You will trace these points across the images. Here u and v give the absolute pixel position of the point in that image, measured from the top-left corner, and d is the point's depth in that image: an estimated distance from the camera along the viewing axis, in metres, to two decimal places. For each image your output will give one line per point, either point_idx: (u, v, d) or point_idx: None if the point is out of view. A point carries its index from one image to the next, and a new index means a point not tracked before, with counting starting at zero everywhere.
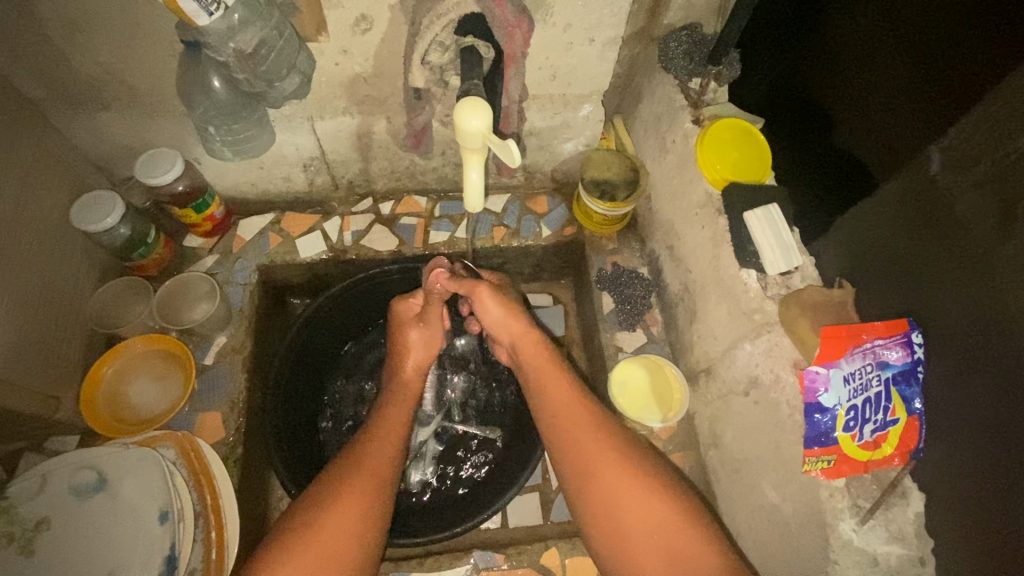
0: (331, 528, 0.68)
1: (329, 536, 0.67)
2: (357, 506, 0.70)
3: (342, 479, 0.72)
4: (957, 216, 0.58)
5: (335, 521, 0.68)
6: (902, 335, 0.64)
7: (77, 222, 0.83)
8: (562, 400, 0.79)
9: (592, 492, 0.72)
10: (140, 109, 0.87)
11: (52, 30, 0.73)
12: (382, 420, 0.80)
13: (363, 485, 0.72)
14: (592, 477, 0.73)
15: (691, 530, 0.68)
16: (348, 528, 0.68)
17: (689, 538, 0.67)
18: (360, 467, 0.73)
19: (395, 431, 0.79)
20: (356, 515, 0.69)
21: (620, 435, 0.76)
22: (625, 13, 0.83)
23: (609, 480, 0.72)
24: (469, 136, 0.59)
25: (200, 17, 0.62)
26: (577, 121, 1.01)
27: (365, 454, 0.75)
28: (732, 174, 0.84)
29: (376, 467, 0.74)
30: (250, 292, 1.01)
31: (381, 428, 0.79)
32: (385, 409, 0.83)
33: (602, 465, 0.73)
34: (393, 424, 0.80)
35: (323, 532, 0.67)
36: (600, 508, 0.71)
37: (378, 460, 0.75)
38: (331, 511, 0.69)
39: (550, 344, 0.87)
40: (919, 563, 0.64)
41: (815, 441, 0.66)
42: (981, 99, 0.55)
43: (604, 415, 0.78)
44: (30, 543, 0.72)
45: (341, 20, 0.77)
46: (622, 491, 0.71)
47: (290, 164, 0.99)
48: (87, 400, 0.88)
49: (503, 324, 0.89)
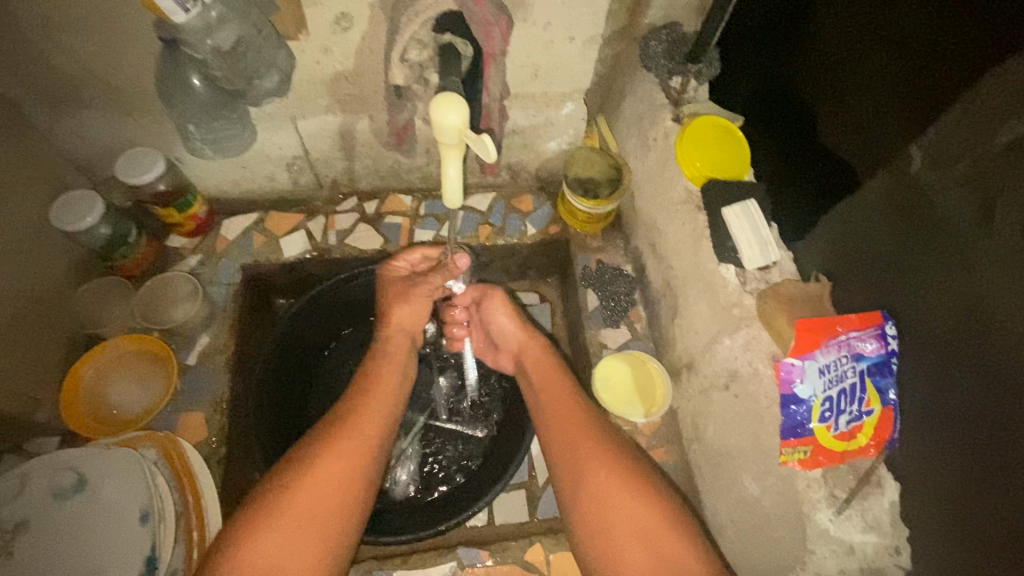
0: (316, 489, 0.67)
1: (310, 499, 0.66)
2: (341, 469, 0.69)
3: (329, 435, 0.71)
4: (938, 213, 0.59)
5: (323, 473, 0.68)
6: (876, 327, 0.65)
7: (56, 221, 0.83)
8: (558, 404, 0.79)
9: (584, 492, 0.71)
10: (120, 108, 0.87)
11: (29, 29, 0.73)
12: (375, 376, 0.79)
13: (354, 445, 0.71)
14: (583, 477, 0.71)
15: (670, 519, 0.68)
16: (333, 489, 0.67)
17: (671, 533, 0.66)
18: (351, 425, 0.72)
19: (386, 388, 0.78)
20: (343, 474, 0.68)
21: (612, 437, 0.75)
22: (605, 12, 0.83)
23: (601, 480, 0.70)
24: (445, 131, 0.59)
25: (177, 14, 0.62)
26: (559, 119, 1.01)
27: (353, 415, 0.74)
28: (711, 171, 0.86)
29: (365, 428, 0.73)
30: (233, 291, 1.01)
31: (376, 388, 0.78)
32: (374, 368, 0.81)
33: (593, 462, 0.72)
34: (387, 386, 0.78)
35: (303, 493, 0.66)
36: (588, 503, 0.70)
37: (366, 418, 0.74)
38: (316, 472, 0.68)
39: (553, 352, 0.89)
40: (895, 551, 0.65)
41: (791, 433, 0.69)
42: (962, 97, 0.56)
43: (595, 417, 0.77)
44: (9, 545, 0.72)
45: (320, 18, 0.77)
46: (615, 492, 0.69)
47: (274, 163, 0.99)
48: (66, 399, 0.88)
49: (507, 331, 0.93)
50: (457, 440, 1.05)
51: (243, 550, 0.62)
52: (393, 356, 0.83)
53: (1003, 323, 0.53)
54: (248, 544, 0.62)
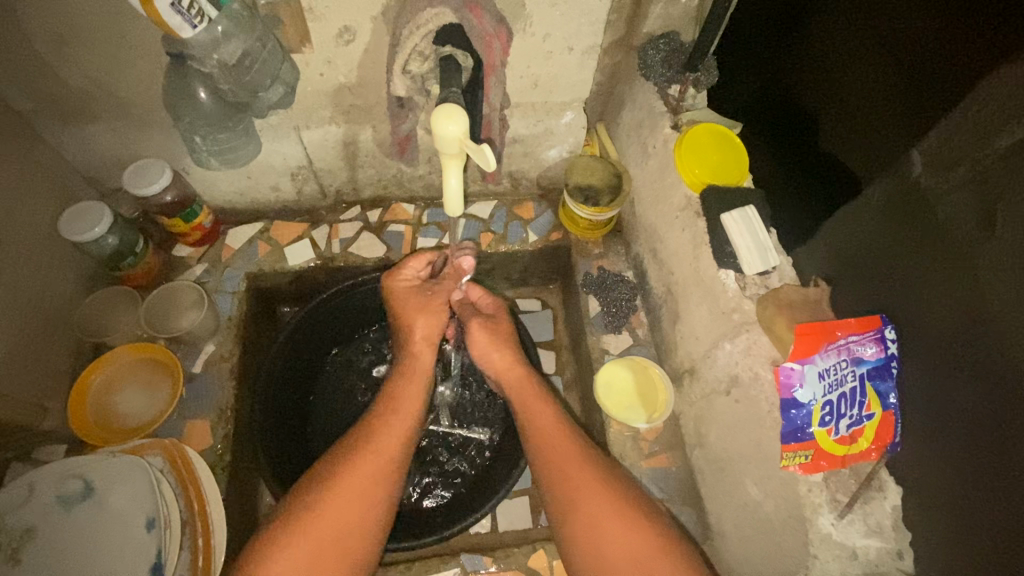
0: (333, 511, 0.67)
1: (327, 523, 0.67)
2: (360, 494, 0.69)
3: (349, 457, 0.71)
4: (941, 218, 0.59)
5: (340, 499, 0.68)
6: (875, 331, 0.66)
7: (65, 232, 0.84)
8: (547, 428, 0.78)
9: (572, 514, 0.71)
10: (129, 121, 0.88)
11: (41, 45, 0.75)
12: (396, 395, 0.79)
13: (372, 466, 0.71)
14: (572, 503, 0.71)
15: (659, 539, 0.68)
16: (348, 515, 0.68)
17: (653, 549, 0.67)
18: (368, 444, 0.72)
19: (408, 409, 0.77)
20: (362, 496, 0.69)
21: (599, 458, 0.75)
22: (603, 22, 0.85)
23: (588, 504, 0.70)
24: (446, 141, 0.60)
25: (184, 30, 0.64)
26: (560, 128, 1.02)
27: (374, 437, 0.73)
28: (710, 177, 0.86)
29: (380, 447, 0.72)
30: (238, 300, 1.02)
31: (394, 407, 0.77)
32: (396, 383, 0.81)
33: (581, 490, 0.71)
34: (406, 404, 0.78)
35: (321, 519, 0.67)
36: (578, 525, 0.70)
37: (386, 439, 0.73)
38: (332, 498, 0.68)
39: (538, 381, 0.86)
40: (897, 555, 0.66)
41: (792, 437, 0.69)
42: (960, 102, 0.56)
43: (582, 438, 0.78)
44: (18, 552, 0.72)
45: (324, 31, 0.79)
46: (604, 516, 0.69)
47: (278, 173, 1.01)
48: (75, 406, 0.88)
49: (487, 356, 0.88)
50: (458, 445, 1.06)
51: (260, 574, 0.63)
52: (415, 376, 0.81)
53: (1005, 325, 0.53)
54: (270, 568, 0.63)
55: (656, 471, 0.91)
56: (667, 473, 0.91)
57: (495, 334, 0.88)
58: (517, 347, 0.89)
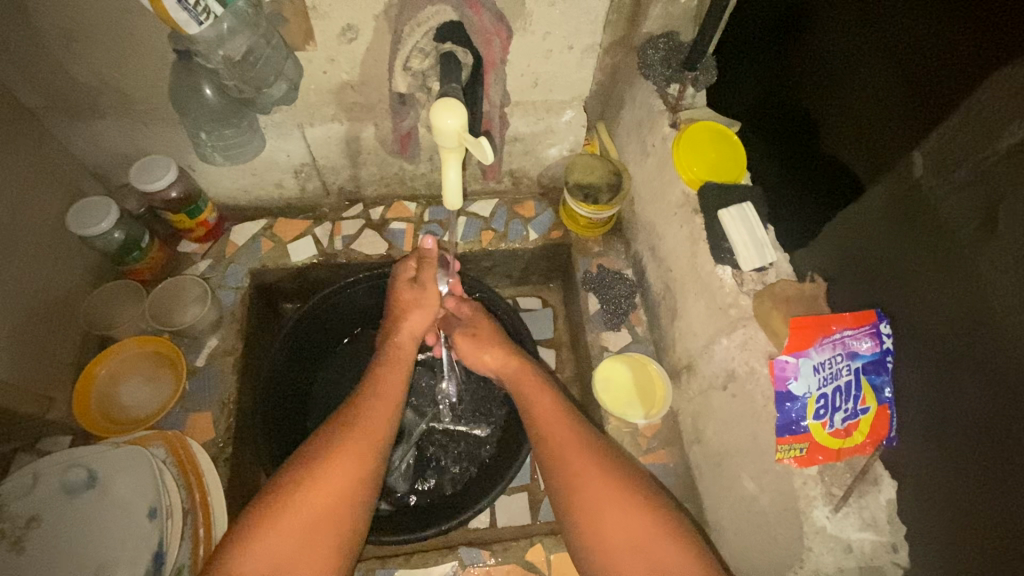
0: (326, 482, 0.68)
1: (320, 493, 0.68)
2: (351, 467, 0.70)
3: (341, 432, 0.73)
4: (941, 218, 0.59)
5: (332, 470, 0.69)
6: (871, 325, 0.67)
7: (73, 226, 0.86)
8: (548, 409, 0.80)
9: (570, 498, 0.72)
10: (135, 117, 0.90)
11: (50, 42, 0.77)
12: (384, 377, 0.81)
13: (363, 441, 0.72)
14: (574, 493, 0.72)
15: (659, 531, 0.68)
16: (339, 485, 0.69)
17: (654, 537, 0.67)
18: (358, 421, 0.74)
19: (393, 390, 0.79)
20: (352, 469, 0.70)
21: (600, 447, 0.75)
22: (602, 21, 0.86)
23: (589, 490, 0.71)
24: (445, 135, 0.61)
25: (191, 26, 0.65)
26: (560, 126, 1.03)
27: (362, 415, 0.75)
28: (708, 174, 0.88)
29: (371, 427, 0.74)
30: (242, 295, 1.03)
31: (381, 387, 0.79)
32: (381, 367, 0.83)
33: (582, 474, 0.72)
34: (391, 385, 0.80)
35: (314, 489, 0.68)
36: (581, 517, 0.70)
37: (375, 416, 0.75)
38: (324, 468, 0.69)
39: (531, 365, 0.88)
40: (892, 548, 0.66)
41: (785, 430, 0.70)
42: (961, 103, 0.57)
43: (584, 424, 0.79)
44: (22, 540, 0.74)
45: (327, 29, 0.80)
46: (605, 508, 0.70)
47: (282, 170, 1.02)
48: (81, 397, 0.90)
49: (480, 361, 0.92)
50: (459, 441, 1.06)
51: (254, 541, 0.64)
52: (396, 359, 0.84)
53: (1004, 320, 0.53)
54: (264, 535, 0.64)
55: (654, 467, 0.92)
56: (665, 469, 0.92)
57: (480, 339, 0.92)
58: (505, 339, 0.92)
